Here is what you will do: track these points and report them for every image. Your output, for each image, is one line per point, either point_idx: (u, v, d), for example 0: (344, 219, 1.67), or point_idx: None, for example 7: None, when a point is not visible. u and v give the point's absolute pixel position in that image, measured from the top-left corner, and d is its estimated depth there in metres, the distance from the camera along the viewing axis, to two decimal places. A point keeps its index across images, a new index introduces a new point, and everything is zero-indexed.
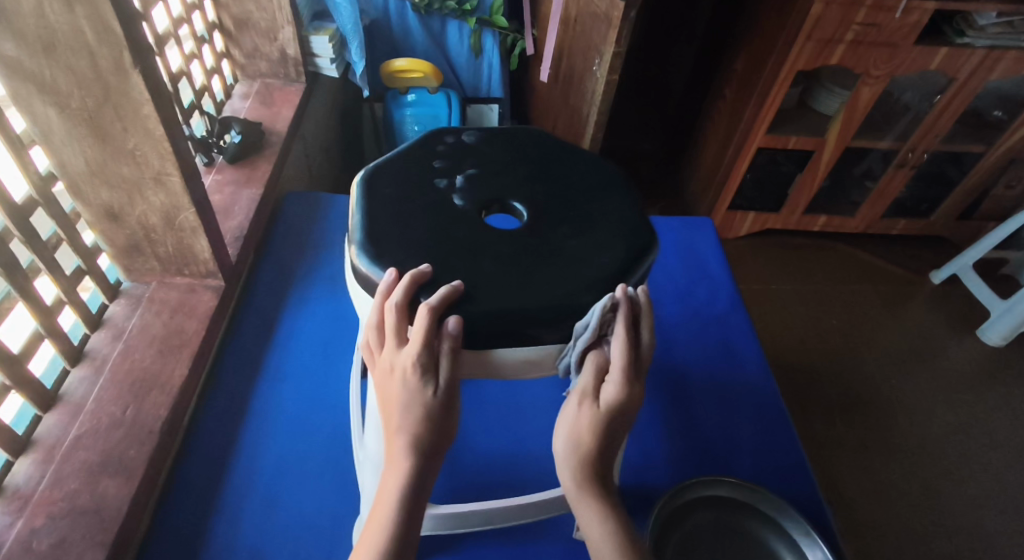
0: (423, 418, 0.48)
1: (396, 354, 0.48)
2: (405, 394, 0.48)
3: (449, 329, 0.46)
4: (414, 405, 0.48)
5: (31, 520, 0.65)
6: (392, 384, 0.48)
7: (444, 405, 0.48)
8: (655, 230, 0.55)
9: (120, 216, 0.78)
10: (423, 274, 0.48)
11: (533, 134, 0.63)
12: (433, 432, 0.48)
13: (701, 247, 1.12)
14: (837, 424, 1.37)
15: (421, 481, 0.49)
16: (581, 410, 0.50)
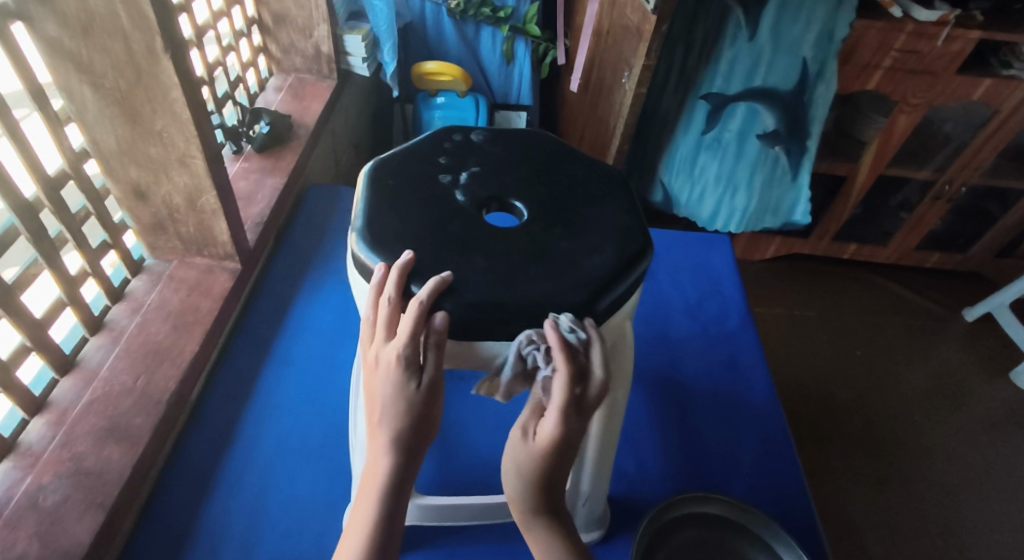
0: (403, 410, 0.48)
1: (382, 349, 0.48)
2: (389, 390, 0.48)
3: (436, 324, 0.47)
4: (395, 399, 0.48)
5: (39, 477, 0.68)
6: (377, 377, 0.49)
7: (425, 401, 0.49)
8: (652, 236, 0.56)
9: (146, 194, 0.82)
10: (408, 265, 0.49)
11: (540, 137, 0.65)
12: (415, 425, 0.49)
13: (716, 263, 1.12)
14: (849, 456, 1.34)
15: (403, 475, 0.49)
16: (520, 443, 0.47)
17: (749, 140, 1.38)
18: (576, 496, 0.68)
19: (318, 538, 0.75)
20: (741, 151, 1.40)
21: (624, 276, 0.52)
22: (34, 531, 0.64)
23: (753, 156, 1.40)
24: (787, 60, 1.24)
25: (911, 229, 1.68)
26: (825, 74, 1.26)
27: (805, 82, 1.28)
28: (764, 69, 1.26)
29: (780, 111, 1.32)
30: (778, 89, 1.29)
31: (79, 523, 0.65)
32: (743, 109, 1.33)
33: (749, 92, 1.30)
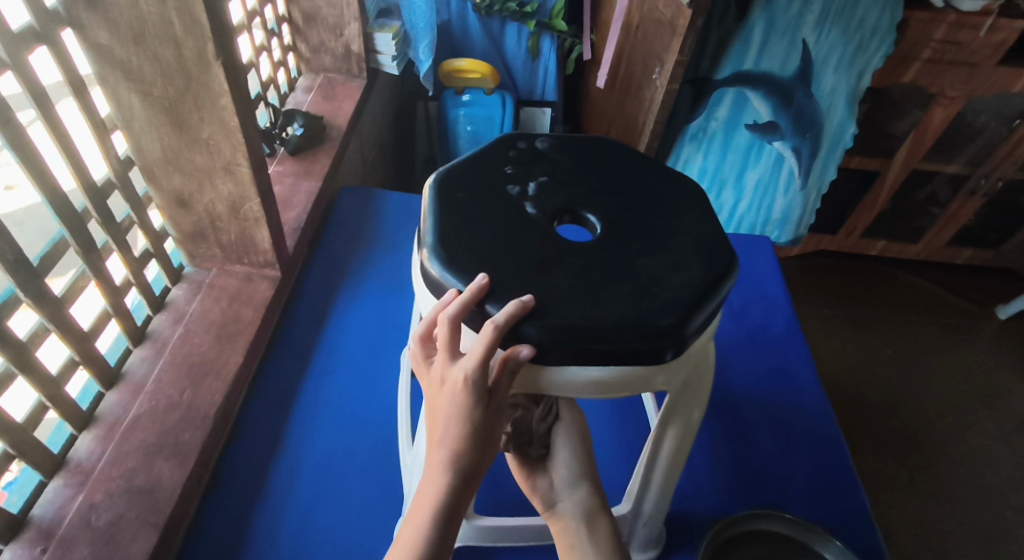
0: (468, 433, 0.45)
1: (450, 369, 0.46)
2: (456, 409, 0.45)
3: (519, 356, 0.45)
4: (458, 419, 0.45)
5: (91, 495, 0.68)
6: (439, 397, 0.47)
7: (490, 425, 0.46)
8: (734, 252, 0.53)
9: (189, 202, 0.81)
10: (482, 288, 0.47)
11: (604, 145, 0.63)
12: (474, 453, 0.46)
13: (760, 266, 1.09)
14: (884, 455, 1.32)
15: (457, 500, 0.47)
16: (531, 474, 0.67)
17: (738, 130, 1.35)
18: (634, 516, 0.68)
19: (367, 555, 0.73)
20: (729, 142, 1.37)
21: (712, 295, 0.49)
22: (89, 551, 0.64)
23: (741, 148, 1.37)
24: (782, 44, 1.21)
25: (945, 224, 1.64)
26: (822, 60, 1.23)
27: (800, 69, 1.24)
28: (755, 52, 1.22)
29: (773, 101, 1.29)
30: (772, 74, 1.25)
31: (133, 544, 0.65)
32: (732, 96, 1.29)
33: (739, 77, 1.26)
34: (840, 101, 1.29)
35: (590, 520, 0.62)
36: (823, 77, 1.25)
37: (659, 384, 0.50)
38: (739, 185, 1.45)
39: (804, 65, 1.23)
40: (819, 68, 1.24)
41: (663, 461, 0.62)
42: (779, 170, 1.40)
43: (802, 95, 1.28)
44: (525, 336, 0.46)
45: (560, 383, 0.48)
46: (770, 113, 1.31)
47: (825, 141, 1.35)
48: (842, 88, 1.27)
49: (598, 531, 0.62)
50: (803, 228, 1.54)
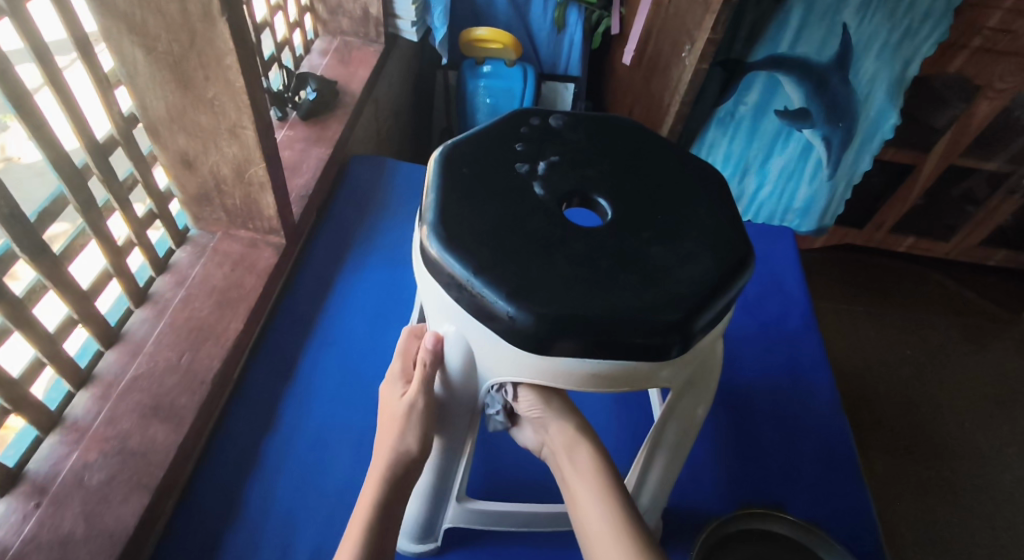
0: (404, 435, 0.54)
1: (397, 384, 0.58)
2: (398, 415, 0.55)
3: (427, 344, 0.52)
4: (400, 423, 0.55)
5: (85, 454, 0.68)
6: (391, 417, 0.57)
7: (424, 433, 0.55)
8: (751, 246, 0.51)
9: (193, 163, 0.79)
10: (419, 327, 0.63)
11: (622, 126, 0.60)
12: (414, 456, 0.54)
13: (779, 258, 1.05)
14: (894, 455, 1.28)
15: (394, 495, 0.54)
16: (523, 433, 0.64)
17: (767, 115, 1.30)
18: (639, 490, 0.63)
19: None
20: (756, 128, 1.32)
21: (723, 292, 0.47)
22: (81, 509, 0.64)
23: (769, 134, 1.32)
24: (821, 27, 1.15)
25: (978, 224, 1.58)
26: (862, 46, 1.17)
27: (838, 55, 1.18)
28: (791, 35, 1.17)
29: (806, 87, 1.23)
30: (807, 59, 1.19)
31: (124, 505, 0.65)
32: (763, 79, 1.24)
33: (772, 61, 1.20)
34: (879, 88, 1.23)
35: (572, 453, 0.59)
36: (862, 63, 1.19)
37: (661, 379, 0.48)
38: (763, 172, 1.40)
39: (843, 50, 1.18)
40: (859, 55, 1.18)
41: (667, 447, 0.59)
42: (807, 158, 1.35)
43: (837, 81, 1.22)
44: (522, 324, 0.43)
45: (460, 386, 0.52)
46: (802, 99, 1.25)
47: (858, 130, 1.30)
48: (883, 77, 1.21)
49: (578, 460, 0.58)
50: (827, 218, 1.49)
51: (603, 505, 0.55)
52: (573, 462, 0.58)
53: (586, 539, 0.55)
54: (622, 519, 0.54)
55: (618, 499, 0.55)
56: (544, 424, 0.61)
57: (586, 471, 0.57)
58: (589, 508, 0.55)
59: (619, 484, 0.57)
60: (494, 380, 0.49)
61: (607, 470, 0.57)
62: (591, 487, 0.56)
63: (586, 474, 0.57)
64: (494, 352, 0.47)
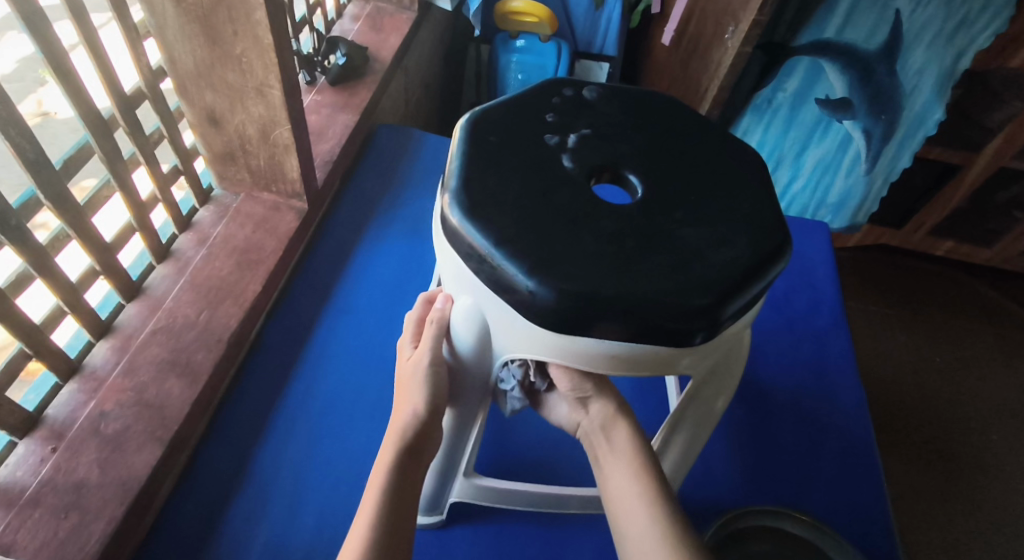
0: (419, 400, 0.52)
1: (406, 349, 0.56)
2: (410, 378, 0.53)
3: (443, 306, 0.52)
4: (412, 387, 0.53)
5: (102, 403, 0.68)
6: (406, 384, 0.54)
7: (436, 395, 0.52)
8: (788, 233, 0.48)
9: (219, 120, 0.78)
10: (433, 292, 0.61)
11: (659, 102, 0.57)
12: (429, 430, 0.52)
13: (811, 252, 1.02)
14: (917, 459, 1.24)
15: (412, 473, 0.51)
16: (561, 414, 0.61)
17: (806, 104, 1.25)
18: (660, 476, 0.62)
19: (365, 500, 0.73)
20: (794, 117, 1.27)
21: (755, 278, 0.45)
22: (96, 457, 0.65)
23: (807, 124, 1.28)
24: (871, 13, 1.10)
25: None
26: (913, 35, 1.12)
27: (887, 43, 1.13)
28: (839, 20, 1.12)
29: (850, 77, 1.18)
30: (854, 47, 1.14)
31: (138, 456, 0.65)
32: (805, 66, 1.19)
33: (816, 47, 1.16)
34: (927, 80, 1.17)
35: (608, 431, 0.57)
36: (912, 53, 1.14)
37: (683, 365, 0.46)
38: (797, 164, 1.36)
39: (893, 39, 1.12)
40: (909, 44, 1.13)
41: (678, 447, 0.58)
42: (845, 151, 1.30)
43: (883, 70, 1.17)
44: (541, 299, 0.42)
45: (470, 358, 0.50)
46: (845, 89, 1.20)
47: (901, 124, 1.24)
48: (932, 68, 1.16)
49: (617, 436, 0.56)
50: (860, 216, 1.43)
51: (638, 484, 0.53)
52: (611, 439, 0.56)
53: (617, 516, 0.52)
54: (661, 499, 0.52)
55: (657, 479, 0.53)
56: (584, 399, 0.58)
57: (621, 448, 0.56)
58: (627, 484, 0.53)
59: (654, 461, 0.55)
60: (507, 356, 0.48)
61: (645, 450, 0.56)
62: (629, 465, 0.54)
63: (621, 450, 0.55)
64: (511, 328, 0.45)
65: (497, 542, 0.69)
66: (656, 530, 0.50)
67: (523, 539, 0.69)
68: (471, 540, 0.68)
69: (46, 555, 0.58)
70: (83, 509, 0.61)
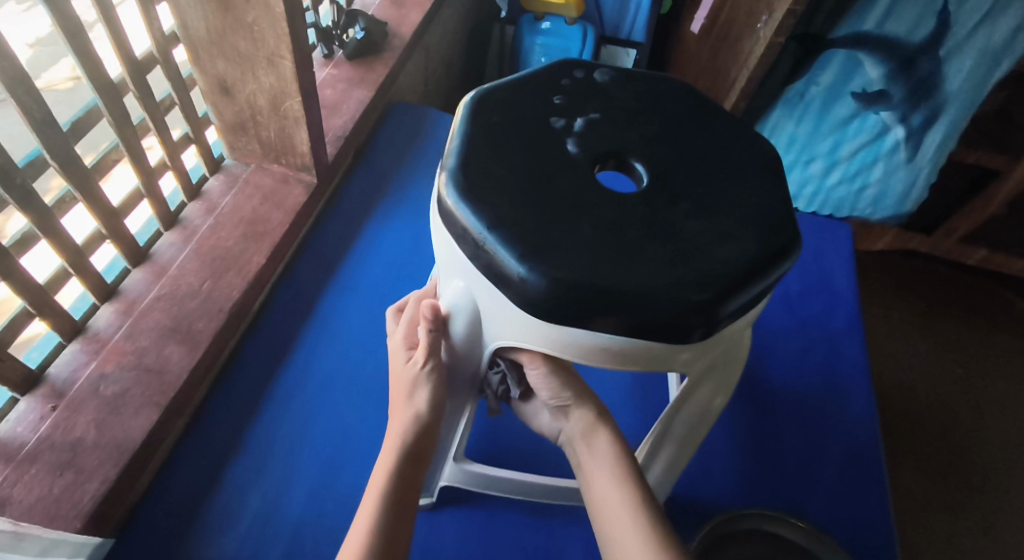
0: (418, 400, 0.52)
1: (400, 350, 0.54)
2: (403, 383, 0.52)
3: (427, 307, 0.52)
4: (408, 393, 0.52)
5: (102, 365, 0.69)
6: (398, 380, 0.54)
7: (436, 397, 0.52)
8: (799, 231, 0.46)
9: (231, 90, 0.78)
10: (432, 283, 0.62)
11: (674, 89, 0.55)
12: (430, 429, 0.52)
13: (830, 254, 0.98)
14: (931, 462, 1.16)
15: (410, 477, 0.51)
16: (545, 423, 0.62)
17: (840, 97, 1.20)
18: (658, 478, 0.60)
19: (356, 479, 0.73)
20: (826, 111, 1.23)
21: (760, 276, 0.43)
22: (93, 418, 0.65)
23: (840, 118, 1.23)
24: (916, 3, 1.05)
25: None
26: (960, 29, 1.06)
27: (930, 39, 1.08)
28: (880, 13, 1.07)
29: (889, 68, 1.13)
30: (896, 40, 1.09)
31: (134, 419, 0.66)
32: (840, 58, 1.15)
33: (853, 39, 1.12)
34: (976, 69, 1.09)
35: (587, 434, 0.57)
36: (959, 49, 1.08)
37: (679, 361, 0.44)
38: (833, 158, 1.30)
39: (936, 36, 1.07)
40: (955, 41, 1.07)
41: (671, 444, 0.57)
42: (884, 144, 1.24)
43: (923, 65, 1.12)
44: (532, 287, 0.40)
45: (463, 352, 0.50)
46: (882, 80, 1.15)
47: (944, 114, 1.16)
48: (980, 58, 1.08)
49: (597, 445, 0.56)
50: (908, 203, 1.34)
51: (621, 489, 0.52)
52: (592, 448, 0.56)
53: (599, 521, 0.52)
54: (646, 506, 0.51)
55: (640, 485, 0.52)
56: (566, 408, 0.58)
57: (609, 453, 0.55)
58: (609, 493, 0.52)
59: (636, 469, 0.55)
60: (499, 343, 0.46)
61: (628, 456, 0.55)
62: (610, 472, 0.54)
63: (608, 454, 0.55)
64: (503, 316, 0.44)
65: (485, 528, 0.68)
66: (636, 539, 0.49)
67: (510, 527, 0.68)
68: (459, 524, 0.68)
69: (39, 510, 0.58)
70: (78, 468, 0.61)
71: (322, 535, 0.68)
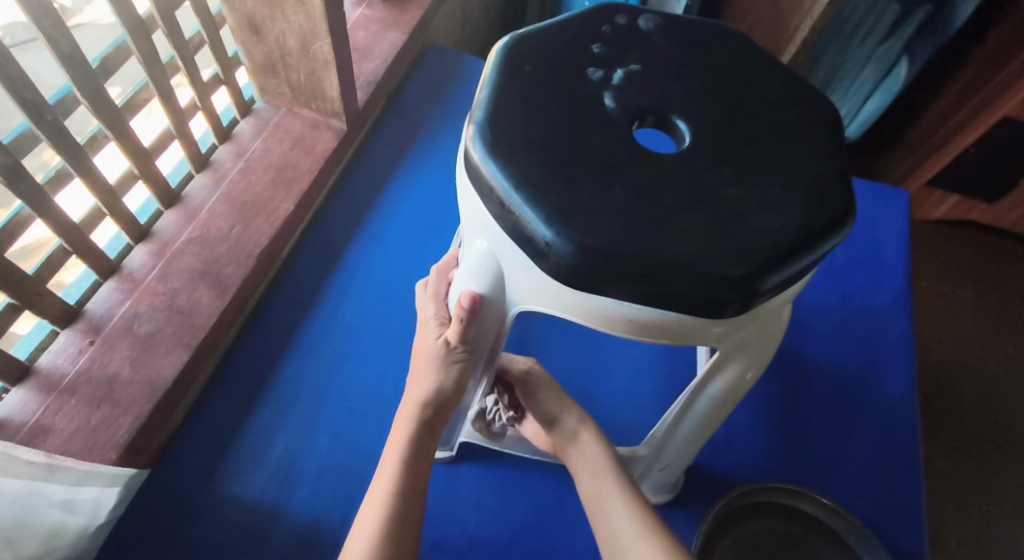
0: (440, 375, 0.52)
1: (431, 324, 0.54)
2: (428, 354, 0.53)
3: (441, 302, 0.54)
4: (433, 364, 0.52)
5: (136, 304, 0.69)
6: (421, 350, 0.54)
7: (461, 376, 0.52)
8: (854, 203, 0.42)
9: (261, 29, 0.75)
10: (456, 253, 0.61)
11: (726, 39, 0.50)
12: (450, 393, 0.52)
13: (881, 223, 0.93)
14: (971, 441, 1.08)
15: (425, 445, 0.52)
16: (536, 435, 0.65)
17: None
18: (653, 459, 0.62)
19: (377, 429, 0.73)
20: None
21: (803, 252, 0.39)
22: (128, 355, 0.66)
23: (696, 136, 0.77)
24: None
25: None
26: None
27: None
28: None
29: None
30: None
31: (166, 358, 0.67)
32: None
33: None
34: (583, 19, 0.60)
35: (577, 439, 0.59)
36: None
37: (709, 335, 0.42)
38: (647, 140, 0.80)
39: None
40: None
41: (693, 420, 0.55)
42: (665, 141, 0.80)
43: None
44: (556, 251, 0.38)
45: (481, 334, 0.49)
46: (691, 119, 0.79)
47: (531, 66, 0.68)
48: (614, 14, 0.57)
49: (584, 448, 0.59)
50: None
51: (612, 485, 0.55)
52: (579, 451, 0.59)
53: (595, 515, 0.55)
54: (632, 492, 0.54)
55: (626, 480, 0.55)
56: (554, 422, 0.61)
57: (600, 450, 0.58)
58: (598, 487, 0.55)
59: (624, 468, 0.57)
60: (522, 308, 0.45)
61: (612, 452, 0.58)
62: (599, 466, 0.57)
63: (597, 454, 0.58)
64: (525, 279, 0.42)
65: (500, 484, 0.68)
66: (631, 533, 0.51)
67: (525, 483, 0.69)
68: (476, 477, 0.69)
69: (79, 441, 0.61)
70: (114, 403, 0.63)
71: (344, 481, 0.69)
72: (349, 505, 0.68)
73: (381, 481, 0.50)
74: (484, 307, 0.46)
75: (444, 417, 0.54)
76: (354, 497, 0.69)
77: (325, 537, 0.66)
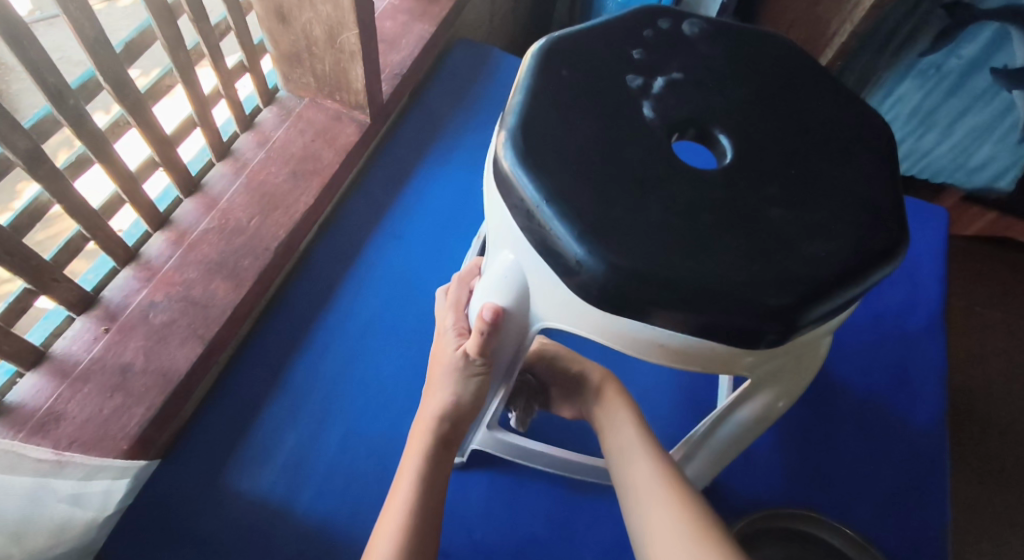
0: (458, 387, 0.51)
1: (449, 334, 0.52)
2: (446, 366, 0.51)
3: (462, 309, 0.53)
4: (451, 376, 0.51)
5: (152, 293, 0.69)
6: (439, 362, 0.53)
7: (480, 388, 0.51)
8: (906, 230, 0.40)
9: (288, 17, 0.74)
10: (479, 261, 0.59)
11: (772, 48, 0.48)
12: (468, 405, 0.51)
13: (917, 240, 0.89)
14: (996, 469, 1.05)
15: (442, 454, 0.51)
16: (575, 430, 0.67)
17: None
18: None
19: (390, 430, 0.72)
20: None
21: (849, 283, 0.37)
22: (142, 345, 0.65)
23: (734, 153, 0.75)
24: None
25: None
26: None
27: None
28: None
29: None
30: None
31: (180, 349, 0.66)
32: None
33: None
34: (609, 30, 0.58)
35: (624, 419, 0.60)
36: None
37: (742, 364, 0.40)
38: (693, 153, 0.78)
39: None
40: None
41: (717, 444, 0.53)
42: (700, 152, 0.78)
43: None
44: (588, 270, 0.36)
45: (503, 347, 0.48)
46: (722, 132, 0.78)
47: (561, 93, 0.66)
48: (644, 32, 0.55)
49: (622, 430, 0.59)
50: None
51: (648, 466, 0.54)
52: (616, 433, 0.59)
53: (630, 503, 0.54)
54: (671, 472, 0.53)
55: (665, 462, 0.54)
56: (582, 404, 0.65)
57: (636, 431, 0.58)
58: (635, 468, 0.55)
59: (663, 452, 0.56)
60: (545, 324, 0.43)
61: (652, 436, 0.58)
62: (637, 450, 0.56)
63: (633, 432, 0.58)
64: (551, 295, 0.40)
65: (512, 495, 0.67)
66: (672, 523, 0.49)
67: (537, 496, 0.67)
68: (488, 486, 0.67)
69: (90, 430, 0.60)
70: (126, 393, 0.63)
71: (353, 482, 0.68)
72: (358, 508, 0.67)
73: (392, 500, 0.50)
74: (506, 320, 0.44)
75: (460, 431, 0.53)
76: (362, 499, 0.67)
77: (333, 538, 0.65)
